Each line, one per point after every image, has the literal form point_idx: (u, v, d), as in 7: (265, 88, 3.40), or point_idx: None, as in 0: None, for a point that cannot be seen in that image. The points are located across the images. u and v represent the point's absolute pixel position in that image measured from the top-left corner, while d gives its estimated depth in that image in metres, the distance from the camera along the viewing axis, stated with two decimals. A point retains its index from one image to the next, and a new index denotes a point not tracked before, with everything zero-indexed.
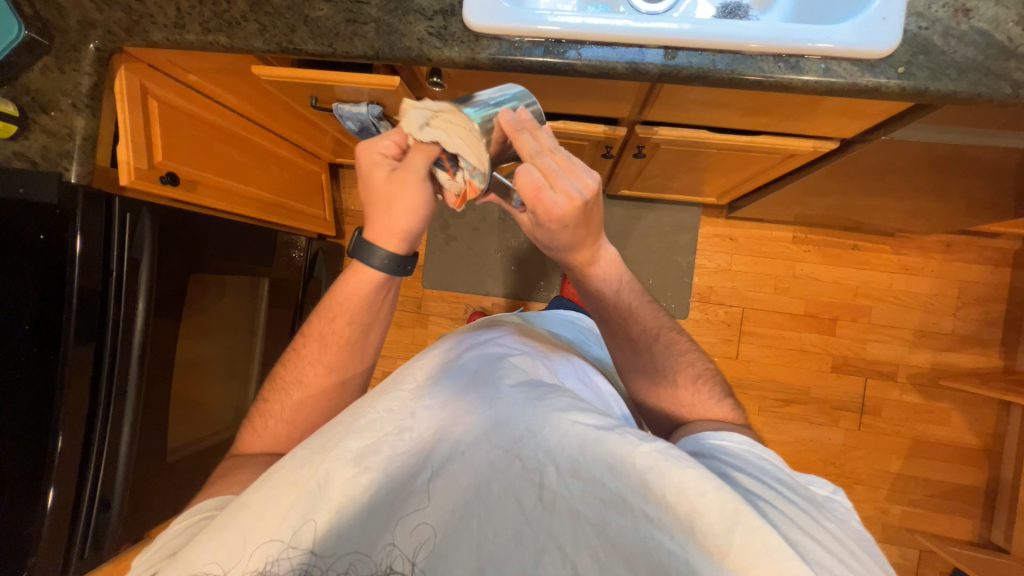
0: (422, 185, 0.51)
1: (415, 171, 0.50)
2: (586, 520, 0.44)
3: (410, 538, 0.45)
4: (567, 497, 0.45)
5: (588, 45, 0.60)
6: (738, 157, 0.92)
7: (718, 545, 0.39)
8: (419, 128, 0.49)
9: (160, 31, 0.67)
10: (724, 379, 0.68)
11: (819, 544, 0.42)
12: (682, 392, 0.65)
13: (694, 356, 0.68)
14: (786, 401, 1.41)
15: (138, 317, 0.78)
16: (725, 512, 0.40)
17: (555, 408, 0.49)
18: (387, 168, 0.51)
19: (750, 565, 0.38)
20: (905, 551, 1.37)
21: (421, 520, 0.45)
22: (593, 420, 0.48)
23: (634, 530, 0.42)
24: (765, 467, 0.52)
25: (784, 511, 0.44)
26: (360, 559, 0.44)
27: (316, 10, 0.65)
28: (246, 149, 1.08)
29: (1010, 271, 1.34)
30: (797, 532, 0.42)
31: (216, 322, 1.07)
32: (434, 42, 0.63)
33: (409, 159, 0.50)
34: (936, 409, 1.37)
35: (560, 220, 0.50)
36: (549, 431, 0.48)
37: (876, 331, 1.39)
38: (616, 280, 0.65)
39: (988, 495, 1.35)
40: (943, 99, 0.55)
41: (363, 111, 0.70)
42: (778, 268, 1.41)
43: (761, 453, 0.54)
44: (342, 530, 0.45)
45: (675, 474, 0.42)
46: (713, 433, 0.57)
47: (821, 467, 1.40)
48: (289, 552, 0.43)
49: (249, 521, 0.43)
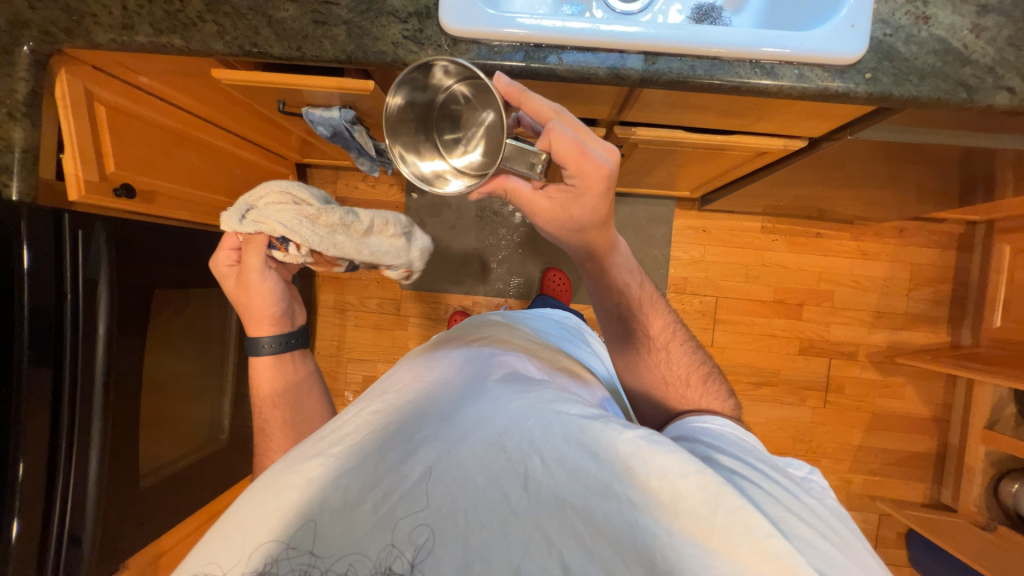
0: (263, 275, 0.71)
1: (258, 265, 0.70)
2: (572, 507, 0.42)
3: (393, 539, 0.41)
4: (552, 486, 0.43)
5: (569, 51, 0.59)
6: (712, 155, 0.94)
7: (701, 526, 0.41)
8: (236, 219, 0.69)
9: (105, 32, 0.61)
10: (726, 380, 0.70)
11: (798, 516, 0.45)
12: (688, 383, 0.66)
13: (693, 353, 0.69)
14: (758, 384, 1.48)
15: (98, 346, 0.72)
16: (706, 493, 0.42)
17: (541, 399, 0.49)
18: (258, 268, 0.70)
19: (731, 544, 0.40)
20: (867, 516, 1.48)
21: (401, 519, 0.41)
22: (577, 411, 0.47)
23: (620, 514, 0.42)
24: (746, 447, 0.54)
25: (764, 487, 0.47)
26: (359, 559, 0.40)
27: (280, 10, 0.61)
28: (207, 153, 1.01)
29: (956, 253, 1.44)
30: (778, 508, 0.44)
31: (183, 335, 1.02)
32: (409, 46, 0.60)
33: (252, 257, 0.70)
34: (892, 384, 1.47)
35: (602, 182, 0.49)
36: (533, 421, 0.46)
37: (839, 314, 1.47)
38: (630, 277, 0.66)
39: (937, 459, 1.47)
40: (906, 103, 0.58)
41: (335, 116, 0.77)
42: (748, 258, 1.46)
43: (743, 434, 0.57)
44: (330, 530, 0.42)
45: (658, 459, 0.43)
46: (696, 417, 0.59)
47: (791, 444, 1.48)
48: (287, 552, 0.41)
49: (251, 520, 0.43)
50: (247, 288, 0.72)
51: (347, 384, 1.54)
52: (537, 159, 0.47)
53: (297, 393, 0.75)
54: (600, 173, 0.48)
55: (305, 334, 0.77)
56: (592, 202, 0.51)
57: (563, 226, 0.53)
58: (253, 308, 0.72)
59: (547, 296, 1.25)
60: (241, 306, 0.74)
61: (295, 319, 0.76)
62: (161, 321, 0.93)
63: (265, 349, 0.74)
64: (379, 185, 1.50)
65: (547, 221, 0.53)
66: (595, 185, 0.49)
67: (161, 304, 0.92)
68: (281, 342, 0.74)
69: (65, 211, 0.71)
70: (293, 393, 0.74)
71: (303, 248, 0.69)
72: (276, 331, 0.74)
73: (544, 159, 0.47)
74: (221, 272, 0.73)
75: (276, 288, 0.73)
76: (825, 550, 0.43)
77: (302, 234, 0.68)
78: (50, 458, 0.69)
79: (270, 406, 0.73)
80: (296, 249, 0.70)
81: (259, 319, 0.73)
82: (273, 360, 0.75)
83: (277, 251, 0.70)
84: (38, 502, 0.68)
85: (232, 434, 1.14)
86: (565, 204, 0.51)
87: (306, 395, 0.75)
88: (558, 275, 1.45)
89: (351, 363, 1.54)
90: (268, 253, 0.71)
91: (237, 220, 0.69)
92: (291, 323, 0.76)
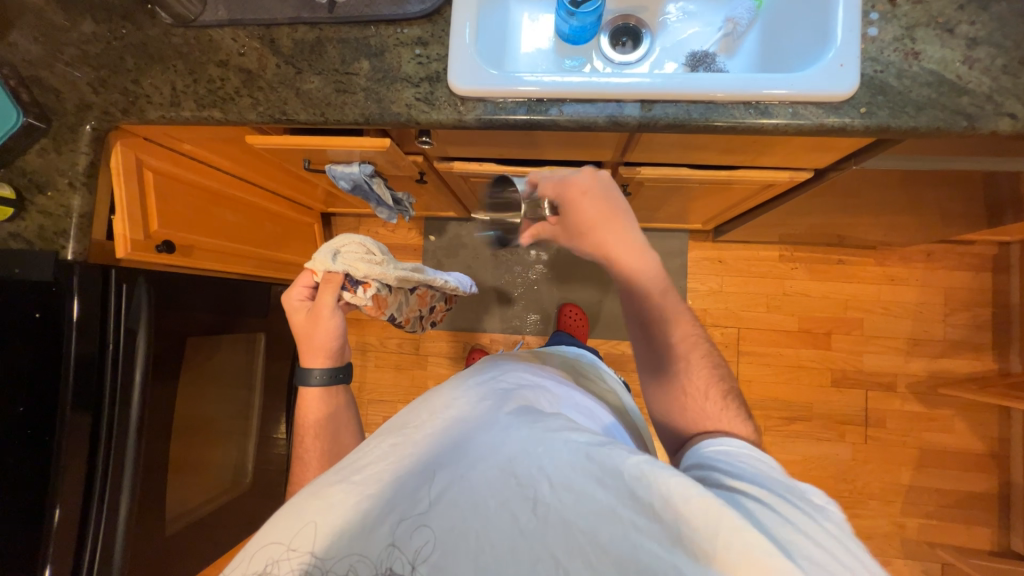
0: (331, 311, 0.74)
1: (329, 301, 0.73)
2: (578, 529, 0.42)
3: (411, 545, 0.43)
4: (560, 508, 0.43)
5: (569, 102, 0.63)
6: (718, 189, 0.96)
7: (702, 547, 0.39)
8: (328, 262, 0.73)
9: (156, 110, 0.70)
10: (748, 403, 0.67)
11: (814, 543, 0.41)
12: (707, 407, 0.65)
13: (714, 373, 0.68)
14: (791, 419, 1.41)
15: (135, 389, 0.76)
16: (707, 516, 0.40)
17: (551, 427, 0.49)
18: (329, 303, 0.73)
19: (733, 564, 0.38)
20: (927, 565, 1.35)
21: (420, 532, 0.43)
22: (585, 438, 0.47)
23: (624, 537, 0.41)
24: (756, 470, 0.52)
25: (777, 511, 0.44)
26: (359, 559, 0.43)
27: (307, 83, 0.68)
28: (240, 208, 1.09)
29: (992, 275, 1.37)
30: (789, 531, 0.42)
31: (212, 379, 1.05)
32: (421, 107, 0.66)
33: (326, 292, 0.73)
34: (939, 417, 1.37)
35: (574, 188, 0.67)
36: (543, 449, 0.46)
37: (870, 342, 1.40)
38: (653, 280, 0.69)
39: (1002, 501, 1.34)
40: (906, 134, 0.59)
41: (355, 170, 0.82)
42: (768, 287, 1.43)
43: (760, 456, 0.55)
44: (342, 541, 0.44)
45: (660, 483, 0.42)
46: (710, 441, 0.58)
47: (833, 484, 1.39)
48: (288, 554, 0.44)
49: (267, 526, 0.46)
50: (316, 321, 0.75)
51: (367, 425, 1.55)
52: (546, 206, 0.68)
53: (335, 425, 0.77)
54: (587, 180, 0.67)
55: (352, 370, 0.80)
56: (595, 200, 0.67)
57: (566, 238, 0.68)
58: (314, 340, 0.76)
59: (564, 332, 1.25)
60: (302, 336, 0.77)
61: (347, 355, 0.80)
62: (191, 365, 0.97)
63: (315, 380, 0.77)
64: (399, 229, 1.57)
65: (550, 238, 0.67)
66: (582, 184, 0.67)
67: (191, 352, 0.96)
68: (329, 374, 0.77)
69: (112, 267, 0.77)
70: (327, 425, 0.76)
71: (369, 289, 0.76)
72: (329, 366, 0.77)
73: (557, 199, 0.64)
74: (293, 305, 0.77)
75: (339, 326, 0.76)
76: (835, 571, 0.40)
77: (374, 277, 0.76)
78: (84, 501, 0.72)
79: (312, 436, 0.75)
80: (363, 291, 0.76)
81: (317, 351, 0.76)
82: (322, 392, 0.77)
83: (346, 292, 0.75)
84: (69, 547, 0.70)
85: (255, 477, 1.16)
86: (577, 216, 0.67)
87: (343, 429, 0.78)
88: (574, 311, 1.44)
89: (371, 404, 1.55)
90: (340, 293, 0.75)
91: (328, 259, 0.73)
92: (341, 357, 0.79)
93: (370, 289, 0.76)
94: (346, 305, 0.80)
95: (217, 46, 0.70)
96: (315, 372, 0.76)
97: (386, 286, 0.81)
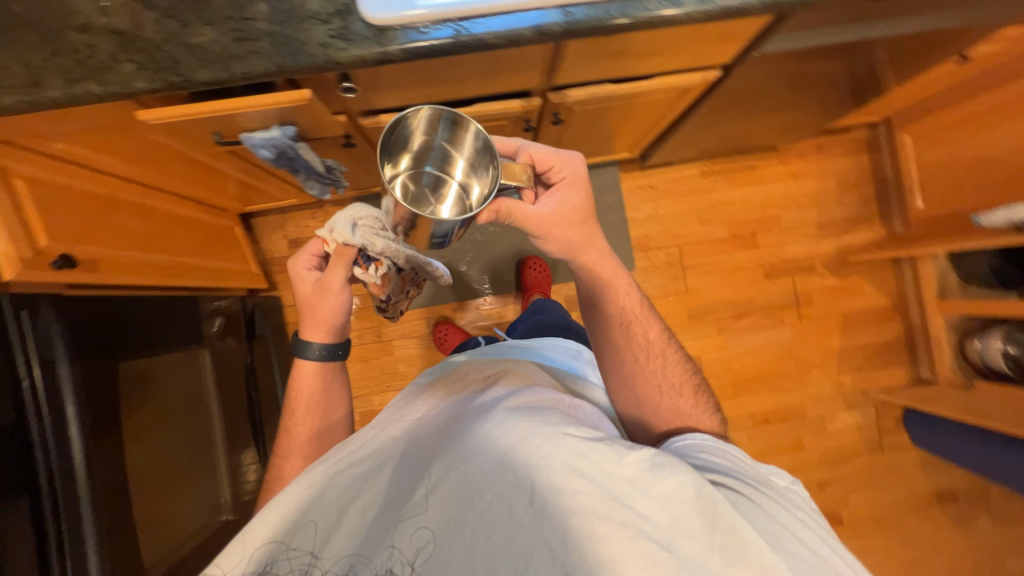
0: (340, 289, 0.69)
1: (340, 278, 0.68)
2: (574, 522, 0.49)
3: (410, 545, 0.53)
4: (555, 504, 0.50)
5: (491, 18, 0.62)
6: (640, 105, 1.00)
7: (697, 547, 0.48)
8: (347, 235, 0.64)
9: (9, 94, 0.58)
10: (712, 395, 0.78)
11: (790, 534, 0.51)
12: (680, 403, 0.74)
13: (682, 371, 0.78)
14: (738, 316, 1.56)
15: (70, 426, 0.67)
16: (703, 514, 0.49)
17: (547, 421, 0.55)
18: (340, 278, 0.68)
19: (728, 563, 0.47)
20: (865, 410, 1.58)
21: (419, 527, 0.53)
22: (583, 434, 0.53)
23: (623, 530, 0.48)
24: (731, 460, 0.60)
25: (754, 503, 0.54)
26: (359, 560, 0.53)
27: (198, 36, 0.60)
28: (144, 215, 0.96)
29: (868, 155, 1.59)
30: (768, 524, 0.52)
31: (160, 417, 0.91)
32: (338, 44, 0.61)
33: (338, 269, 0.67)
34: (852, 284, 1.59)
35: (566, 171, 0.66)
36: (539, 444, 0.52)
37: (788, 233, 1.57)
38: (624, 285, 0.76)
39: (908, 342, 1.59)
40: (795, 4, 0.65)
41: (275, 135, 0.74)
42: (697, 202, 1.55)
43: (726, 447, 0.63)
44: (344, 542, 0.54)
45: (660, 483, 0.50)
46: (679, 437, 0.66)
47: (782, 363, 1.56)
48: (289, 553, 0.54)
49: (270, 522, 0.55)
50: (324, 295, 0.69)
51: None
52: (518, 169, 0.54)
53: (327, 401, 0.76)
54: (576, 163, 0.66)
55: (351, 347, 0.77)
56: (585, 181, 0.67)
57: (562, 226, 0.66)
58: (317, 313, 0.71)
59: (541, 298, 1.32)
60: (304, 307, 0.72)
61: (347, 331, 0.76)
62: (130, 407, 0.83)
63: (315, 354, 0.74)
64: None
65: (543, 221, 0.64)
66: (577, 170, 0.66)
67: (133, 406, 0.83)
68: (328, 350, 0.74)
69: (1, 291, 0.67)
70: (320, 400, 0.76)
71: (381, 267, 0.71)
72: (329, 340, 0.73)
73: (528, 168, 0.54)
74: (299, 274, 0.71)
75: (347, 303, 0.72)
76: (813, 562, 0.49)
77: (388, 256, 0.70)
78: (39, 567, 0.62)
79: (304, 411, 0.75)
80: (374, 269, 0.71)
81: (319, 326, 0.72)
82: (317, 366, 0.75)
83: (357, 268, 0.70)
84: None
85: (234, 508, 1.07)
86: (562, 203, 0.66)
87: (334, 405, 0.77)
88: (534, 264, 1.49)
89: None
90: (351, 269, 0.69)
91: (343, 226, 0.65)
92: (341, 334, 0.75)
93: (382, 268, 0.72)
94: (352, 281, 0.75)
95: (73, 9, 0.60)
96: (311, 344, 0.73)
97: (392, 265, 0.77)
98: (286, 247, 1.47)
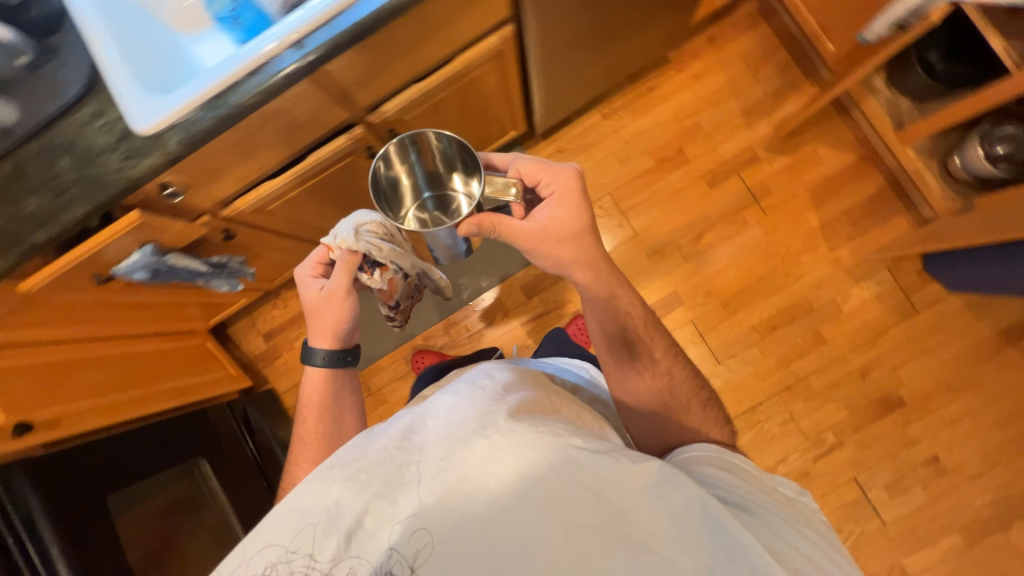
0: (347, 293, 0.76)
1: (345, 282, 0.75)
2: (579, 526, 0.54)
3: (411, 548, 0.54)
4: (562, 509, 0.54)
5: (240, 84, 0.69)
6: (472, 85, 1.02)
7: (693, 553, 0.53)
8: (350, 240, 0.71)
9: None
10: (723, 408, 0.78)
11: (784, 547, 0.56)
12: (692, 415, 0.74)
13: (692, 386, 0.77)
14: (699, 236, 1.48)
15: (58, 563, 0.76)
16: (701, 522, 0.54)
17: (556, 434, 0.58)
18: (347, 283, 0.75)
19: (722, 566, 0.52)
20: (878, 276, 1.43)
21: (422, 533, 0.54)
22: (590, 448, 0.58)
23: (626, 536, 0.54)
24: (734, 474, 0.64)
25: (756, 517, 0.59)
26: (359, 561, 0.55)
27: (26, 208, 0.70)
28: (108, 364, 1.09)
29: (766, 23, 1.49)
30: (766, 538, 0.56)
31: (167, 529, 0.98)
32: (131, 163, 0.69)
33: (343, 274, 0.74)
34: (806, 156, 1.47)
35: (558, 184, 0.74)
36: (549, 458, 0.56)
37: (717, 134, 1.49)
38: (624, 297, 0.78)
39: (895, 188, 1.43)
40: None
41: (138, 258, 0.83)
42: (611, 145, 1.51)
43: (733, 459, 0.66)
44: (345, 548, 0.55)
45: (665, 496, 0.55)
46: (689, 447, 0.68)
47: (765, 263, 1.45)
48: (291, 555, 0.55)
49: (283, 523, 0.57)
50: (330, 302, 0.76)
51: None
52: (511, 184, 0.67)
53: (336, 407, 0.82)
54: (569, 177, 0.75)
55: (357, 353, 0.84)
56: (575, 196, 0.74)
57: (551, 240, 0.74)
58: (323, 320, 0.77)
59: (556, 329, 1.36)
60: (312, 315, 0.78)
61: (352, 338, 0.83)
62: (132, 532, 0.91)
63: (320, 360, 0.80)
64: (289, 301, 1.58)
65: (531, 235, 0.73)
66: (569, 183, 0.74)
67: (160, 542, 0.95)
68: (335, 356, 0.80)
69: None
70: (328, 405, 0.81)
71: (386, 271, 0.78)
72: (335, 347, 0.80)
73: (514, 183, 0.66)
74: (305, 282, 0.79)
75: (352, 310, 0.78)
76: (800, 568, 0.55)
77: (391, 262, 0.77)
78: None
79: (314, 415, 0.80)
80: (379, 274, 0.78)
81: (326, 333, 0.78)
82: (324, 372, 0.81)
83: (362, 274, 0.77)
84: None
85: None
86: (551, 219, 0.74)
87: (344, 412, 0.82)
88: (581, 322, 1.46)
89: None
90: (356, 274, 0.76)
91: (344, 231, 0.72)
92: (345, 340, 0.81)
93: (386, 272, 0.78)
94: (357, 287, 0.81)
95: None
96: (320, 349, 0.79)
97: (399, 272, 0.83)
98: (262, 341, 1.59)
